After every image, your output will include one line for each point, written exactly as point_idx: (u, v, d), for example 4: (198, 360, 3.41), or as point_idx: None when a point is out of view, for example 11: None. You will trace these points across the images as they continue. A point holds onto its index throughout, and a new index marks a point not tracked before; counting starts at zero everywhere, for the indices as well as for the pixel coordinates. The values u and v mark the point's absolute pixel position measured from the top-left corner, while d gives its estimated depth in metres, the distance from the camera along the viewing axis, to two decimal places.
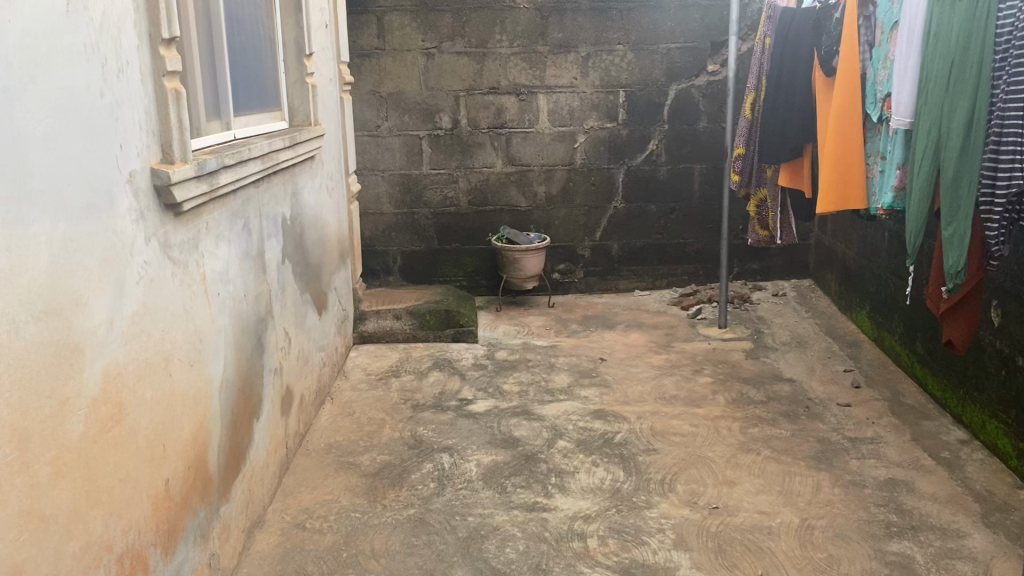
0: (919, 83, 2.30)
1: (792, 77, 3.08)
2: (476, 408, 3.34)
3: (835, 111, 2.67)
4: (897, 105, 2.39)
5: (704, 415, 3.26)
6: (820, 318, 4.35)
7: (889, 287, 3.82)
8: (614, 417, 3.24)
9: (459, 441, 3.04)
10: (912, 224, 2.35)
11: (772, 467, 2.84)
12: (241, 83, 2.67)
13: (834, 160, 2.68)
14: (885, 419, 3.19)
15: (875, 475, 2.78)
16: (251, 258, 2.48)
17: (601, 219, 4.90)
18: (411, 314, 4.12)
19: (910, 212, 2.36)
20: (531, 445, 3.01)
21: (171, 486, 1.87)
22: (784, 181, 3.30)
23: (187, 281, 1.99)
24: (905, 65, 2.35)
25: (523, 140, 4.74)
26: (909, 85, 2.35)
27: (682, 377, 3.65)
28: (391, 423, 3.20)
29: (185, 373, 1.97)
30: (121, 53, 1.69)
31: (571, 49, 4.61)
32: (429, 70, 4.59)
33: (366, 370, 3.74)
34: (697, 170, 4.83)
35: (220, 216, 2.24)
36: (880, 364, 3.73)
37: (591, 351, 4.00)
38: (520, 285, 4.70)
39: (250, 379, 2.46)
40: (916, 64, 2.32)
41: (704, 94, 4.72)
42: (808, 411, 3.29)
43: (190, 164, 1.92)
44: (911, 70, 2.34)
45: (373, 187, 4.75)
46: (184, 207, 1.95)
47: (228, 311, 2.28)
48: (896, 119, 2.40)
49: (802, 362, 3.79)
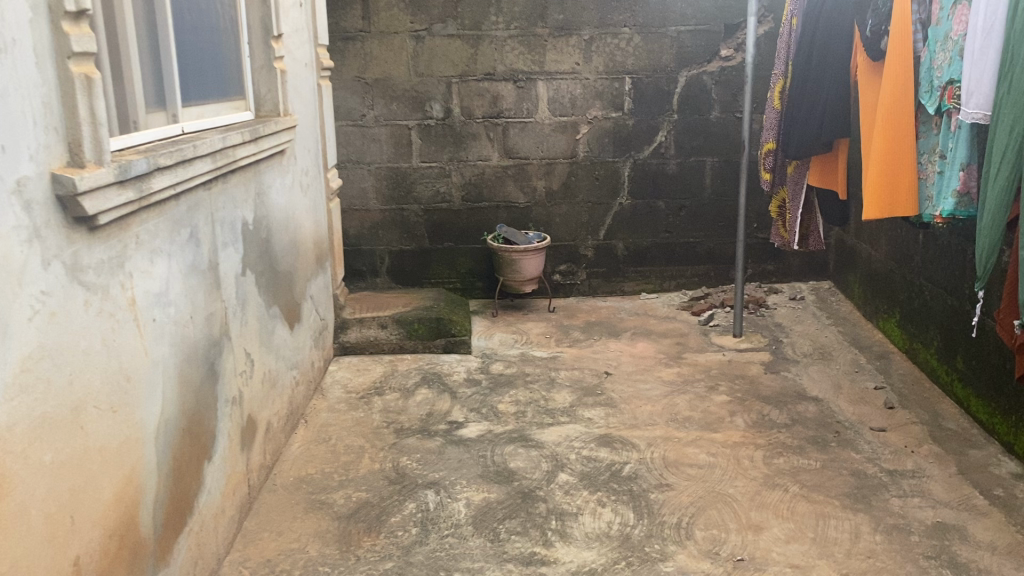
0: (1002, 66, 1.92)
1: (824, 62, 2.71)
2: (467, 432, 2.99)
3: (883, 104, 2.31)
4: (974, 94, 2.00)
5: (723, 442, 2.90)
6: (844, 326, 3.99)
7: (923, 295, 3.46)
8: (622, 443, 2.88)
9: (446, 475, 2.68)
10: (985, 239, 1.99)
11: (802, 507, 2.49)
12: (192, 69, 2.32)
13: (881, 160, 2.34)
14: (926, 447, 2.84)
15: (922, 518, 2.43)
16: (199, 274, 2.13)
17: (606, 216, 4.54)
18: (399, 323, 3.76)
19: (983, 224, 2.00)
20: (528, 479, 2.65)
21: (83, 564, 1.53)
22: (816, 181, 2.97)
23: (108, 310, 1.64)
24: (986, 45, 1.96)
25: (522, 131, 4.37)
26: (991, 69, 1.96)
27: (696, 395, 3.29)
28: (371, 451, 2.85)
29: (106, 423, 1.62)
30: (4, 27, 1.33)
31: (573, 31, 4.24)
32: (419, 54, 4.22)
33: (347, 388, 3.38)
34: (709, 164, 4.47)
35: (157, 225, 1.89)
36: (914, 380, 3.37)
37: (596, 363, 3.64)
38: (518, 288, 4.34)
39: (199, 414, 2.11)
40: (999, 41, 1.94)
41: (717, 81, 4.35)
42: (838, 437, 2.93)
43: (110, 167, 1.58)
44: (992, 50, 1.95)
45: (358, 181, 4.39)
46: (102, 219, 1.60)
47: (169, 338, 1.93)
48: (971, 112, 2.01)
49: (828, 378, 3.43)
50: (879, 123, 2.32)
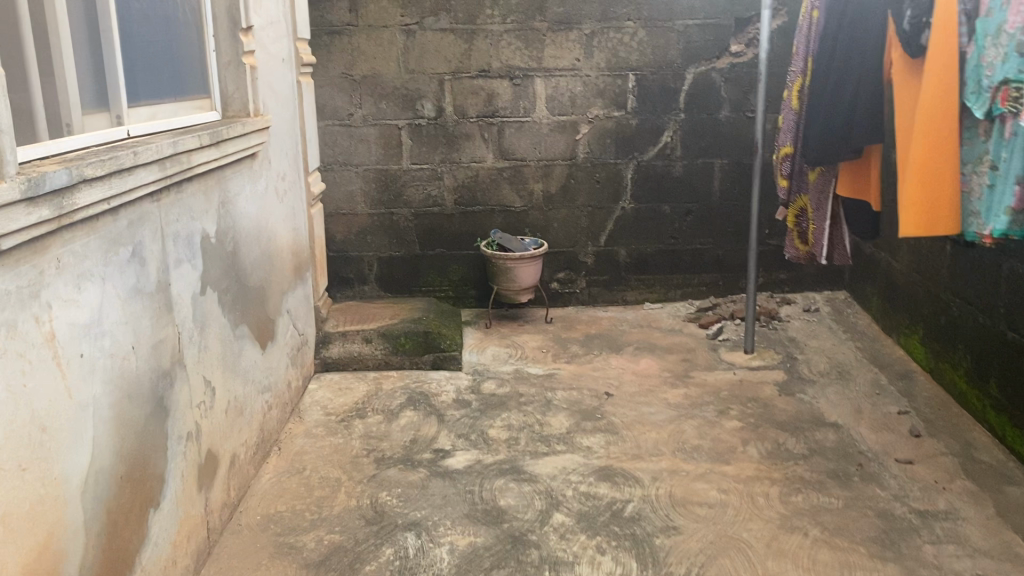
0: None
1: (850, 57, 2.45)
2: (454, 462, 2.73)
3: (922, 110, 2.07)
4: None
5: (735, 476, 2.64)
6: (862, 341, 3.73)
7: (950, 311, 3.20)
8: (624, 478, 2.63)
9: (429, 514, 2.43)
10: None
11: (825, 555, 2.23)
12: (140, 65, 2.07)
13: (920, 170, 2.10)
14: (959, 483, 2.58)
15: (959, 569, 2.17)
16: (146, 297, 1.89)
17: (608, 222, 4.28)
18: (385, 337, 3.50)
19: None
20: (519, 520, 2.40)
21: None
22: (846, 191, 2.71)
23: (15, 350, 1.38)
24: None
25: (518, 131, 4.11)
26: None
27: (705, 421, 3.03)
28: (347, 485, 2.60)
29: (10, 485, 1.36)
30: None
31: (573, 25, 3.97)
32: (409, 50, 3.96)
33: (327, 410, 3.13)
34: (718, 166, 4.20)
35: (87, 245, 1.63)
36: (940, 404, 3.11)
37: (596, 382, 3.38)
38: (514, 297, 4.08)
39: (143, 457, 1.85)
40: None
41: (726, 78, 4.08)
42: (861, 470, 2.68)
43: (15, 183, 1.32)
44: None
45: (345, 184, 4.12)
46: (5, 245, 1.33)
47: (102, 374, 1.67)
48: None
49: (847, 401, 3.17)
50: (919, 132, 2.08)
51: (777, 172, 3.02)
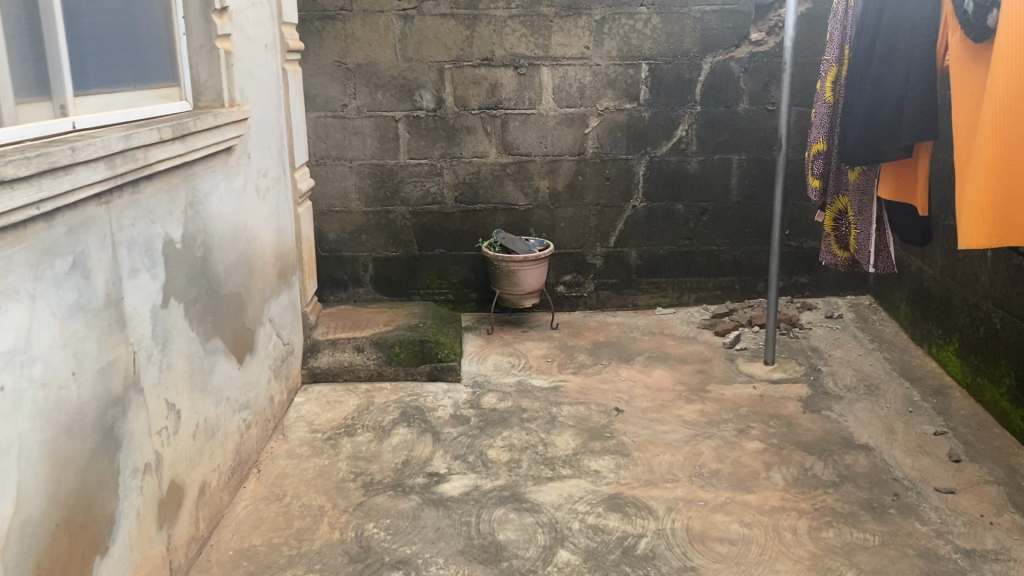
0: None
1: (896, 44, 2.20)
2: (449, 488, 2.49)
3: (992, 107, 1.84)
4: None
5: (759, 506, 2.40)
6: (891, 352, 3.48)
7: (990, 322, 2.94)
8: (636, 508, 2.38)
9: (420, 551, 2.19)
10: None
11: None
12: (91, 49, 1.83)
13: (991, 176, 1.89)
14: (1007, 517, 2.33)
15: None
16: (91, 315, 1.64)
17: (618, 221, 4.02)
18: (377, 346, 3.26)
19: None
20: (520, 558, 2.15)
21: None
22: (889, 195, 2.46)
23: None
24: None
25: (523, 124, 3.85)
26: None
27: (724, 442, 2.78)
28: (331, 514, 2.36)
29: None
30: None
31: (582, 10, 3.72)
32: (407, 37, 3.71)
33: (313, 426, 2.88)
34: (736, 162, 3.95)
35: (9, 255, 1.38)
36: (980, 424, 2.86)
37: (604, 396, 3.14)
38: (517, 302, 3.83)
39: (86, 498, 1.61)
40: None
41: (745, 68, 3.82)
42: (898, 501, 2.42)
43: None
44: None
45: (338, 180, 3.88)
46: None
47: (31, 409, 1.43)
48: None
49: (877, 420, 2.92)
50: (989, 132, 1.86)
51: (808, 171, 2.78)
